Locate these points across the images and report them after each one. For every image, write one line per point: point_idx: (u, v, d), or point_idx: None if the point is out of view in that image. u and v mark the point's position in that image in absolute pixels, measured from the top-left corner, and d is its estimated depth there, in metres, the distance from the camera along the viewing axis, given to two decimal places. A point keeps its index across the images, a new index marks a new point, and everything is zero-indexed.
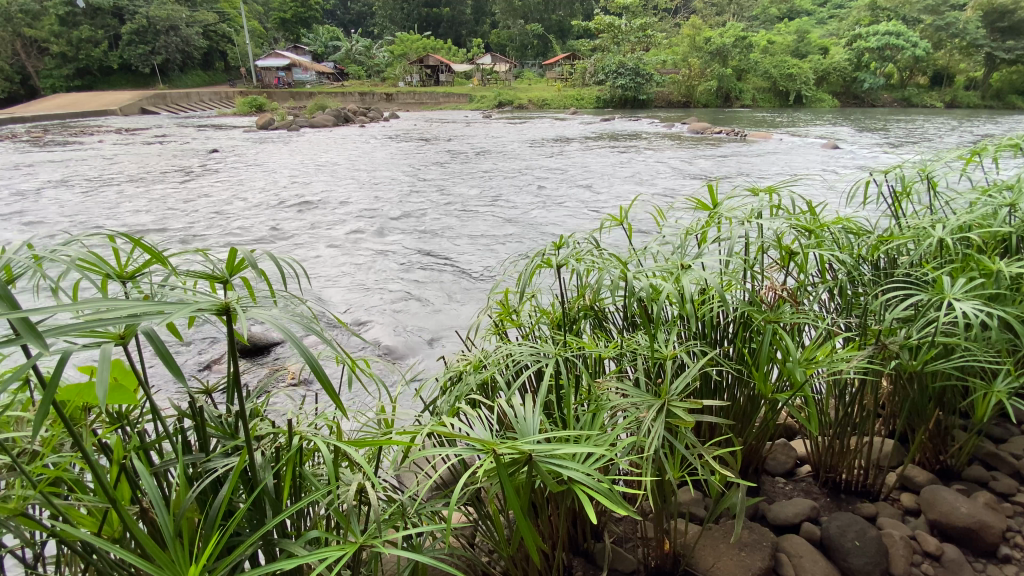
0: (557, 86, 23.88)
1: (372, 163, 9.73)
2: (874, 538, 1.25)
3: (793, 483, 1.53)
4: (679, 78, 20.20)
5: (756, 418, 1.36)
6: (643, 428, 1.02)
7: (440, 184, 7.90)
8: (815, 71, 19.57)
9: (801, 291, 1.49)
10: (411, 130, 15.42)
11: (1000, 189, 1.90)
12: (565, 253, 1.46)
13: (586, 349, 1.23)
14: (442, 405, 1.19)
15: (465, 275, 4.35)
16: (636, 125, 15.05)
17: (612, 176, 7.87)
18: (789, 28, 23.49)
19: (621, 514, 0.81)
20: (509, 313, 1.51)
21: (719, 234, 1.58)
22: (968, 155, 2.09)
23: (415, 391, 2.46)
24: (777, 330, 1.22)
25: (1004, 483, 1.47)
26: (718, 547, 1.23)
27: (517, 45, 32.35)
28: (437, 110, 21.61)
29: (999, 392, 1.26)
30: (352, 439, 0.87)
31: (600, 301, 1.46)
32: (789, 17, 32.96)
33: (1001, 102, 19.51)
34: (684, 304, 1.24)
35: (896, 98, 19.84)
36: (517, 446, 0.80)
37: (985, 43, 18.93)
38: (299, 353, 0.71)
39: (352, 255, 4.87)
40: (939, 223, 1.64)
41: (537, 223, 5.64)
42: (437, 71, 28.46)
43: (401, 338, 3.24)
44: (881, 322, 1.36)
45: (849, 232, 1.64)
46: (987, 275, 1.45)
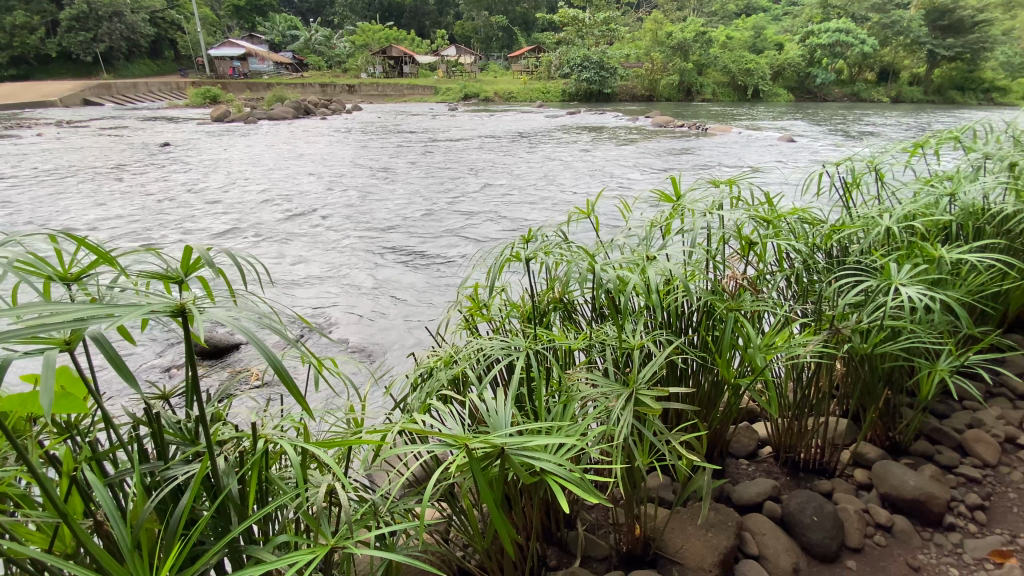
0: (523, 78, 23.92)
1: (337, 156, 9.53)
2: (831, 513, 1.32)
3: (755, 464, 1.60)
4: (641, 72, 20.61)
5: (720, 403, 1.42)
6: (613, 416, 1.04)
7: (404, 177, 7.78)
8: (770, 66, 20.12)
9: (760, 279, 1.55)
10: (373, 122, 15.06)
11: (941, 180, 2.04)
12: (534, 247, 1.47)
13: (555, 341, 1.25)
14: (412, 402, 1.17)
15: (435, 268, 4.34)
16: (601, 118, 15.26)
17: (580, 169, 7.96)
18: (748, 23, 24.04)
19: (593, 501, 0.82)
20: (479, 308, 1.48)
21: (682, 225, 1.62)
22: (911, 148, 2.21)
23: (384, 389, 2.44)
24: (738, 317, 1.28)
25: (947, 456, 1.57)
26: (686, 529, 1.27)
27: (483, 36, 32.19)
28: (401, 102, 21.29)
29: (942, 369, 1.35)
30: (320, 440, 0.85)
31: (569, 294, 1.48)
32: (749, 13, 33.50)
33: (942, 97, 20.44)
34: (651, 294, 1.28)
35: (847, 93, 20.68)
36: (489, 440, 0.81)
37: (928, 41, 19.76)
38: (262, 355, 0.69)
39: (318, 249, 4.82)
40: (887, 212, 1.74)
41: (505, 216, 5.70)
42: (400, 63, 27.99)
43: (370, 335, 3.21)
44: (834, 307, 1.43)
45: (807, 223, 1.69)
46: (930, 261, 1.55)
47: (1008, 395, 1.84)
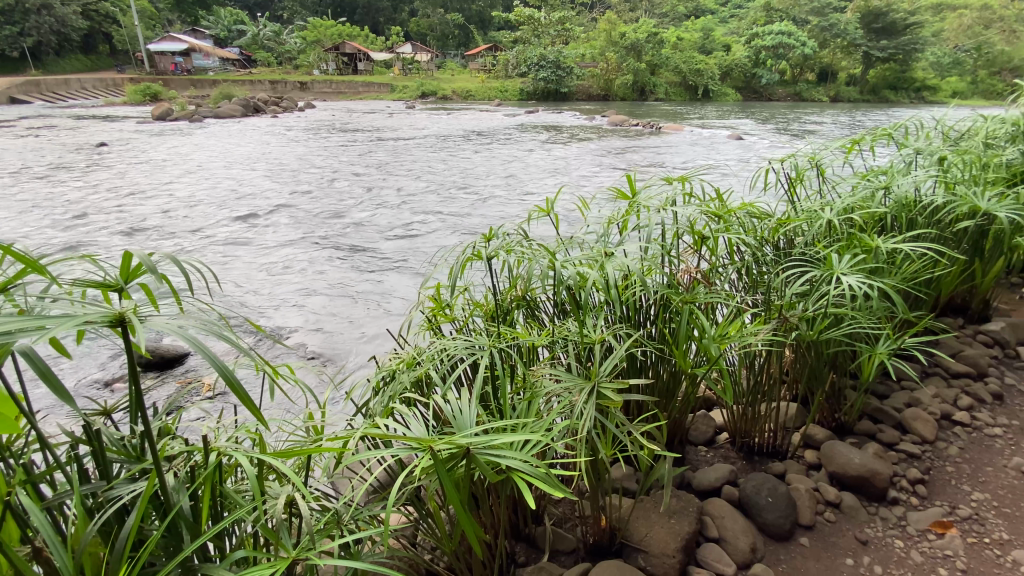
0: (481, 77, 23.85)
1: (290, 155, 9.23)
2: (784, 493, 1.39)
3: (713, 450, 1.66)
4: (597, 72, 20.96)
5: (678, 393, 1.46)
6: (576, 410, 1.05)
7: (361, 177, 7.62)
8: (719, 67, 20.86)
9: (712, 272, 1.61)
10: (327, 121, 14.65)
11: (876, 175, 2.17)
12: (495, 245, 1.48)
13: (518, 339, 1.25)
14: (374, 407, 1.15)
15: (396, 268, 4.28)
16: (559, 117, 15.42)
17: (539, 167, 8.03)
18: (697, 25, 24.83)
19: (558, 495, 0.83)
20: (442, 308, 1.46)
21: (638, 221, 1.65)
22: (849, 144, 2.35)
23: (344, 395, 2.39)
24: (692, 310, 1.32)
25: (889, 434, 1.68)
26: (650, 517, 1.30)
27: (439, 34, 31.88)
28: (356, 100, 20.82)
29: (881, 353, 1.44)
30: (278, 450, 0.83)
31: (531, 291, 1.49)
32: (698, 15, 34.55)
33: (876, 97, 21.70)
34: (610, 289, 1.31)
35: (790, 93, 21.69)
36: (454, 441, 0.81)
37: (862, 43, 20.95)
38: (212, 365, 0.66)
39: (272, 252, 4.66)
40: (828, 206, 1.84)
41: (466, 215, 5.68)
42: (354, 60, 27.33)
43: (330, 339, 3.13)
44: (782, 297, 1.50)
45: (756, 216, 1.76)
46: (868, 251, 1.65)
47: (940, 374, 1.98)
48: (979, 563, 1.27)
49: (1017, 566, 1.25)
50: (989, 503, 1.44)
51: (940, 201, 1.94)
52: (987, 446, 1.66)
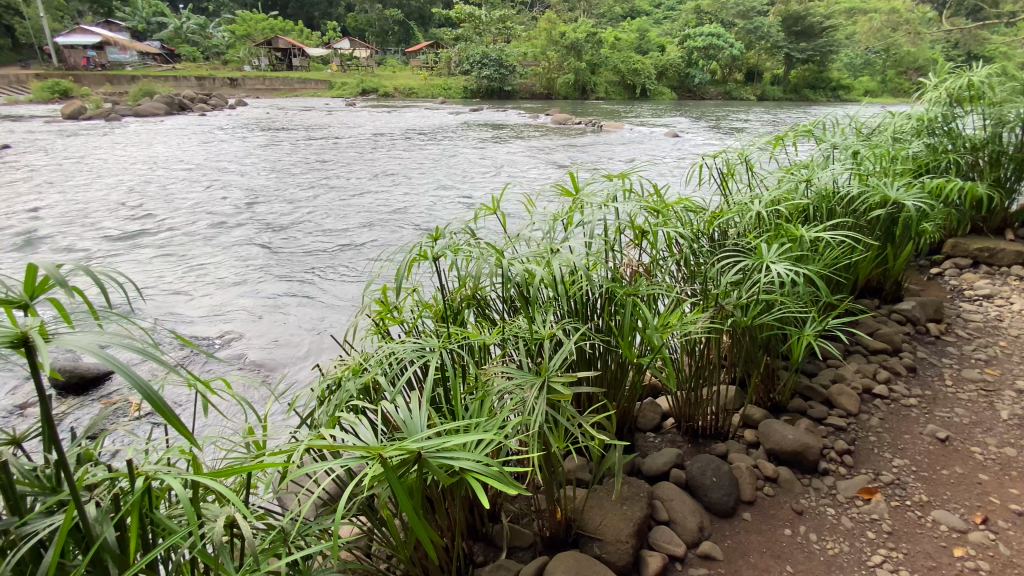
0: (423, 74, 23.51)
1: (222, 155, 8.74)
2: (727, 473, 1.47)
3: (661, 436, 1.73)
4: (539, 70, 21.20)
5: (626, 383, 1.51)
6: (528, 407, 1.06)
7: (300, 177, 7.33)
8: (655, 66, 21.63)
9: (654, 265, 1.67)
10: (262, 119, 13.96)
11: (798, 168, 2.32)
12: (441, 244, 1.46)
13: (468, 338, 1.25)
14: (320, 417, 1.11)
15: (340, 271, 4.16)
16: (504, 114, 15.48)
17: (485, 165, 8.03)
18: (633, 25, 25.64)
19: (513, 492, 0.84)
20: (389, 311, 1.43)
21: (582, 217, 1.69)
22: (773, 140, 2.50)
23: (288, 406, 2.29)
24: (636, 302, 1.37)
25: (818, 410, 1.80)
26: (604, 506, 1.34)
27: (378, 30, 31.09)
28: (292, 97, 19.98)
29: (808, 334, 1.55)
30: (216, 470, 0.78)
31: (480, 290, 1.48)
32: (634, 15, 35.61)
33: (798, 96, 23.24)
34: (558, 284, 1.33)
35: (721, 92, 22.83)
36: (404, 447, 0.80)
37: (784, 45, 22.35)
38: (135, 386, 0.62)
39: (205, 258, 4.41)
40: (757, 199, 1.95)
41: (412, 214, 5.59)
42: (289, 55, 26.19)
43: (271, 348, 2.99)
44: (718, 286, 1.58)
45: (692, 210, 1.84)
46: (793, 240, 1.77)
47: (861, 351, 2.15)
48: (900, 523, 1.39)
49: (932, 523, 1.38)
50: (906, 468, 1.58)
51: (854, 192, 2.10)
52: (903, 415, 1.83)
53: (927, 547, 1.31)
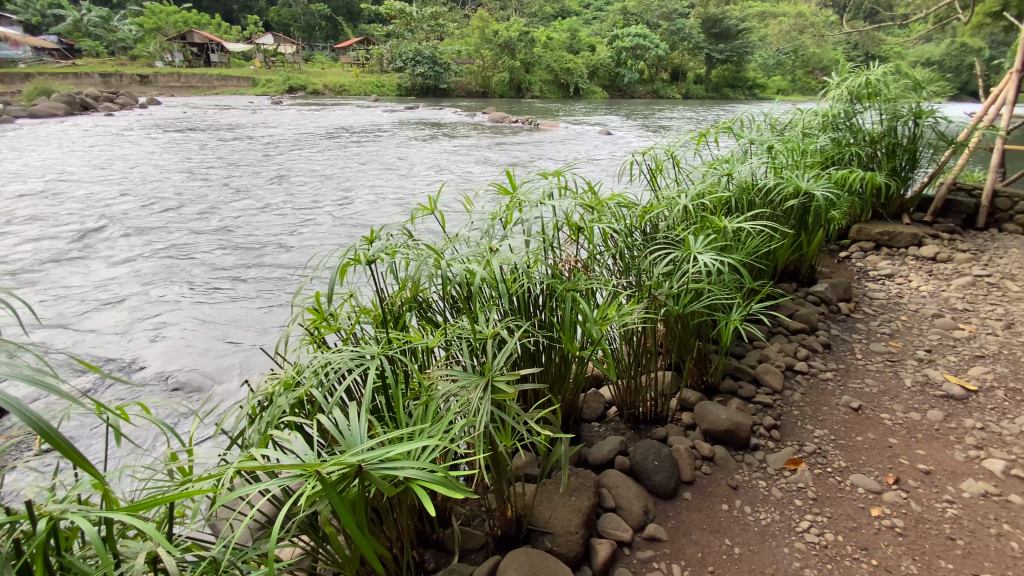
0: (354, 71, 22.78)
1: (133, 159, 8.07)
2: (667, 455, 1.53)
3: (605, 425, 1.78)
4: (474, 69, 21.14)
5: (570, 376, 1.54)
6: (472, 407, 1.06)
7: (224, 180, 6.91)
8: (586, 66, 22.17)
9: (591, 260, 1.71)
10: (178, 119, 13.01)
11: (719, 163, 2.46)
12: (378, 247, 1.42)
13: (410, 342, 1.22)
14: (251, 436, 1.05)
15: (270, 279, 3.95)
16: (440, 113, 15.32)
17: (422, 164, 7.90)
18: (564, 25, 26.14)
19: (458, 496, 0.83)
20: (324, 318, 1.36)
21: (519, 216, 1.70)
22: (696, 137, 2.63)
23: (214, 428, 2.14)
24: (574, 297, 1.40)
25: (747, 389, 1.92)
26: (553, 499, 1.35)
27: (303, 25, 29.76)
28: (211, 95, 18.73)
29: (734, 319, 1.65)
30: (132, 503, 0.72)
31: (421, 293, 1.45)
32: (565, 16, 36.36)
33: (719, 94, 24.63)
34: (498, 284, 1.33)
35: (649, 92, 23.76)
36: (343, 461, 0.78)
37: (704, 46, 23.58)
38: (26, 421, 0.58)
39: (117, 271, 4.06)
40: (684, 193, 2.05)
41: (347, 216, 5.41)
42: (205, 50, 24.53)
43: (195, 366, 2.79)
44: (652, 277, 1.65)
45: (625, 205, 1.90)
46: (717, 231, 1.88)
47: (782, 332, 2.31)
48: (823, 488, 1.51)
49: (850, 486, 1.51)
50: (827, 438, 1.71)
51: (771, 184, 2.25)
52: (821, 388, 1.99)
53: (848, 510, 1.44)
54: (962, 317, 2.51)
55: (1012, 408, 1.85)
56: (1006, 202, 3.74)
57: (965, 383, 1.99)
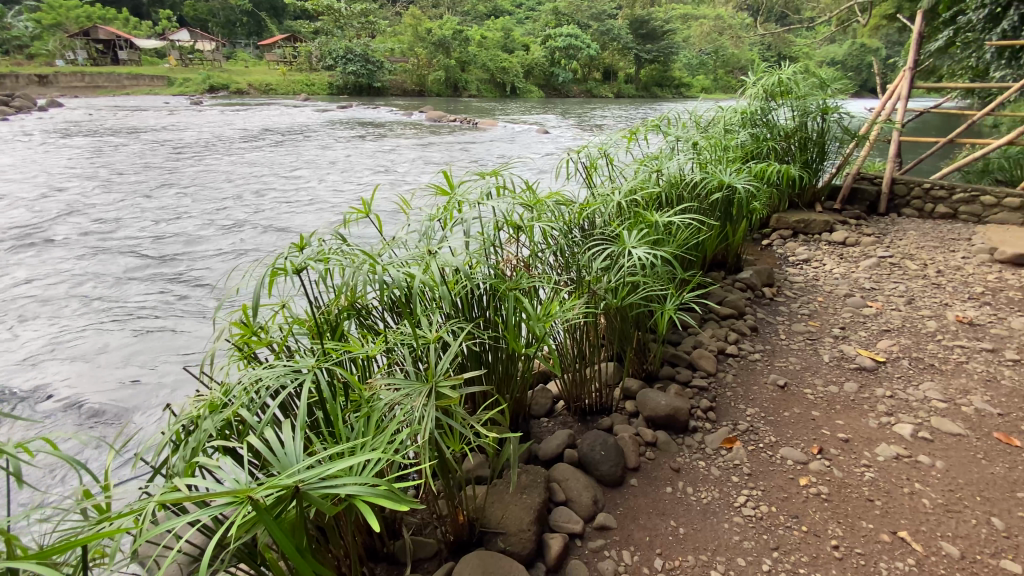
0: (281, 69, 21.73)
1: (29, 166, 7.29)
2: (613, 445, 1.58)
3: (553, 420, 1.81)
4: (408, 67, 20.74)
5: (516, 375, 1.55)
6: (415, 415, 1.03)
7: (138, 187, 6.39)
8: (522, 65, 22.34)
9: (532, 258, 1.72)
10: (82, 121, 11.89)
11: (650, 159, 2.56)
12: (309, 254, 1.36)
13: (348, 352, 1.18)
14: (176, 464, 0.97)
15: (196, 291, 3.70)
16: (375, 112, 14.93)
17: (358, 166, 7.66)
18: (498, 24, 26.20)
19: (403, 508, 0.80)
20: (254, 332, 1.28)
21: (458, 216, 1.68)
22: (627, 135, 2.72)
23: (135, 463, 1.97)
24: (517, 296, 1.40)
25: (684, 374, 2.01)
26: (504, 499, 1.35)
27: (222, 20, 28.03)
28: (120, 95, 17.26)
29: (669, 309, 1.72)
30: (32, 556, 0.65)
31: (359, 299, 1.40)
32: (498, 14, 36.43)
33: (649, 93, 25.57)
34: (439, 287, 1.31)
35: (583, 91, 24.29)
36: (277, 484, 0.74)
37: (633, 46, 24.40)
38: None
39: (14, 291, 3.66)
40: (619, 190, 2.11)
41: (279, 221, 5.16)
42: (110, 47, 22.55)
43: (111, 392, 2.56)
44: (592, 273, 1.69)
45: (563, 202, 1.92)
46: (651, 225, 1.95)
47: (715, 318, 2.44)
48: (756, 464, 1.61)
49: (781, 460, 1.62)
50: (758, 416, 1.83)
51: (698, 178, 2.37)
52: (751, 369, 2.12)
53: (780, 482, 1.54)
54: (871, 295, 2.75)
55: (914, 375, 2.06)
56: (903, 189, 4.13)
57: (875, 355, 2.19)
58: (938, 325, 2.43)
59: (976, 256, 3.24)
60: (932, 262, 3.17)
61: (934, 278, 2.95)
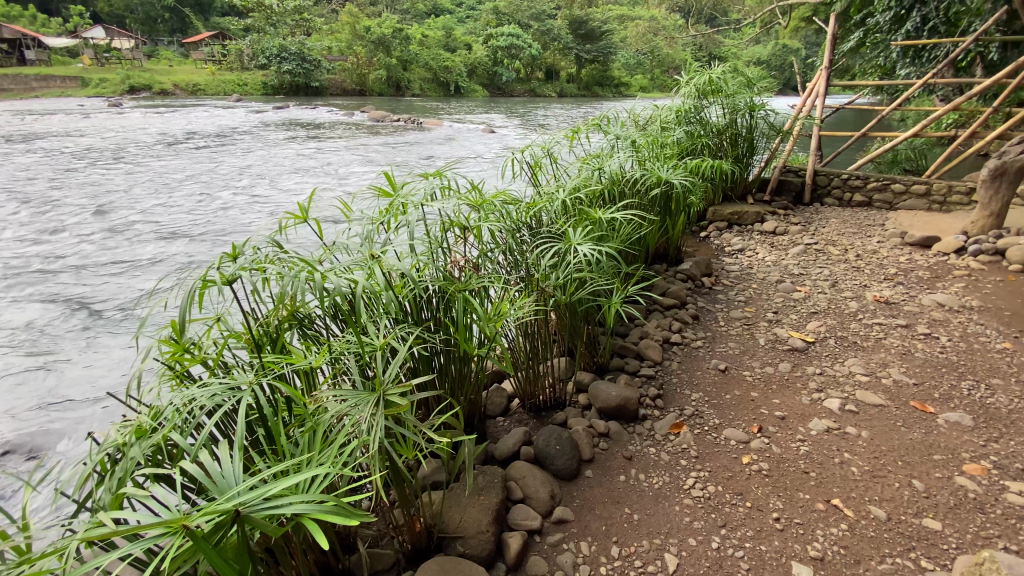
0: (210, 68, 20.56)
1: None
2: (567, 439, 1.60)
3: (509, 418, 1.81)
4: (348, 66, 20.14)
5: (469, 376, 1.54)
6: (364, 425, 1.00)
7: (51, 197, 5.87)
8: (465, 64, 22.22)
9: (481, 258, 1.72)
10: None
11: (592, 157, 2.62)
12: (244, 263, 1.28)
13: (290, 364, 1.13)
14: (102, 496, 0.90)
15: (123, 308, 3.44)
16: (314, 113, 14.42)
17: (298, 169, 7.37)
18: (438, 23, 25.94)
19: (354, 522, 0.78)
20: (186, 350, 1.20)
21: (403, 219, 1.65)
22: (569, 134, 2.77)
23: (53, 501, 1.80)
24: (465, 298, 1.40)
25: (633, 364, 2.07)
26: (462, 502, 1.34)
27: (141, 16, 26.19)
28: (25, 97, 15.77)
29: (616, 303, 1.76)
30: None
31: (302, 309, 1.34)
32: (439, 13, 36.05)
33: (590, 92, 26.10)
34: (385, 292, 1.28)
35: (527, 90, 24.46)
36: (214, 510, 0.70)
37: (573, 46, 24.82)
38: None
39: None
40: (563, 188, 2.15)
41: (214, 230, 4.89)
42: (11, 44, 20.56)
43: (26, 424, 2.34)
44: (540, 270, 1.70)
45: (510, 203, 1.93)
46: (595, 221, 2.00)
47: (659, 309, 2.53)
48: (703, 446, 1.68)
49: (725, 440, 1.71)
50: (703, 400, 1.91)
51: (637, 175, 2.46)
52: (694, 356, 2.21)
53: (724, 461, 1.61)
54: (799, 281, 2.94)
55: (840, 352, 2.22)
56: (824, 180, 4.43)
57: (805, 336, 2.34)
58: (858, 305, 2.63)
59: (890, 239, 3.53)
60: (852, 246, 3.43)
61: (854, 261, 3.19)
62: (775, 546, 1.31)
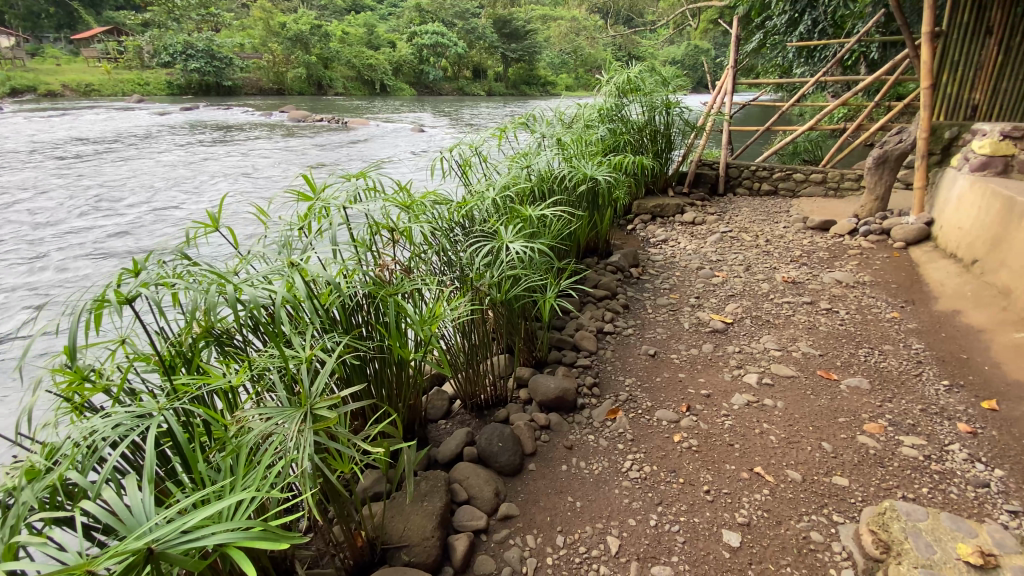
0: (103, 66, 18.74)
1: None
2: (509, 435, 1.61)
3: (451, 420, 1.80)
4: (263, 64, 19.04)
5: (406, 381, 1.51)
6: (292, 442, 0.96)
7: None
8: (390, 62, 21.68)
9: (412, 261, 1.68)
10: None
11: (519, 156, 2.65)
12: (147, 279, 1.17)
13: (206, 383, 1.05)
14: None
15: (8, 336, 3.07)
16: (227, 114, 13.52)
17: (212, 175, 6.89)
18: (359, 20, 25.13)
19: (284, 545, 0.74)
20: (85, 377, 1.09)
21: (326, 224, 1.58)
22: (496, 133, 2.78)
23: None
24: (396, 302, 1.36)
25: (570, 355, 2.13)
26: (405, 511, 1.32)
27: (19, 10, 23.43)
28: None
29: (549, 297, 1.79)
30: None
31: (218, 324, 1.25)
32: (360, 10, 34.91)
33: (518, 91, 26.30)
34: (309, 300, 1.22)
35: (455, 89, 24.26)
36: (121, 550, 0.64)
37: (498, 45, 24.89)
38: None
39: None
40: (493, 187, 2.15)
41: (116, 244, 4.48)
42: None
43: None
44: (473, 270, 1.70)
45: (440, 202, 1.91)
46: (525, 219, 2.02)
47: (592, 300, 2.61)
48: (638, 429, 1.76)
49: (657, 422, 1.79)
50: (636, 385, 2.00)
51: (564, 173, 2.51)
52: (626, 343, 2.31)
53: (658, 442, 1.70)
54: (717, 266, 3.14)
55: (756, 331, 2.40)
56: (735, 171, 4.73)
57: (724, 318, 2.51)
58: (769, 286, 2.86)
59: (794, 224, 3.85)
60: (762, 232, 3.71)
61: (764, 246, 3.45)
62: (706, 517, 1.40)
